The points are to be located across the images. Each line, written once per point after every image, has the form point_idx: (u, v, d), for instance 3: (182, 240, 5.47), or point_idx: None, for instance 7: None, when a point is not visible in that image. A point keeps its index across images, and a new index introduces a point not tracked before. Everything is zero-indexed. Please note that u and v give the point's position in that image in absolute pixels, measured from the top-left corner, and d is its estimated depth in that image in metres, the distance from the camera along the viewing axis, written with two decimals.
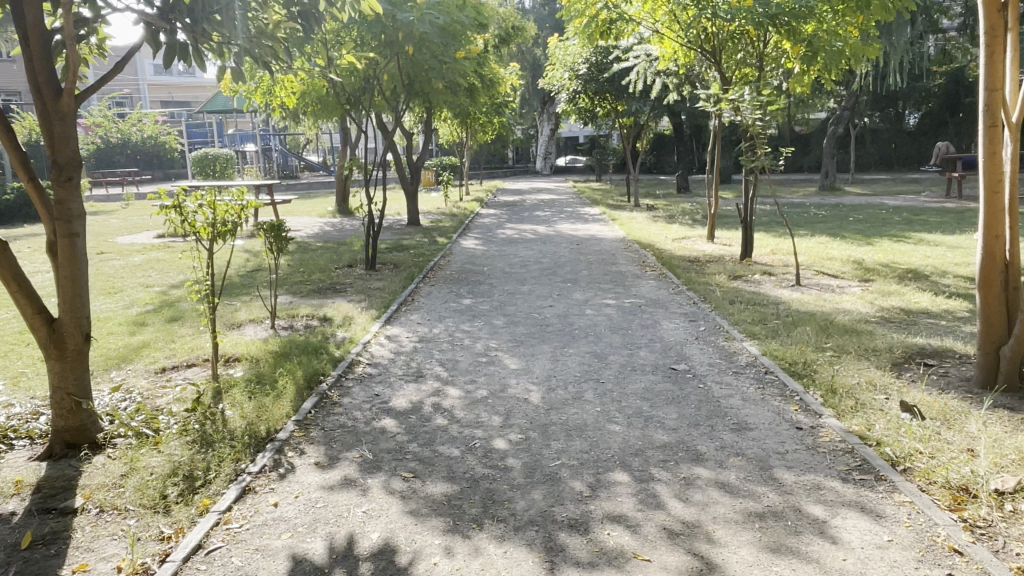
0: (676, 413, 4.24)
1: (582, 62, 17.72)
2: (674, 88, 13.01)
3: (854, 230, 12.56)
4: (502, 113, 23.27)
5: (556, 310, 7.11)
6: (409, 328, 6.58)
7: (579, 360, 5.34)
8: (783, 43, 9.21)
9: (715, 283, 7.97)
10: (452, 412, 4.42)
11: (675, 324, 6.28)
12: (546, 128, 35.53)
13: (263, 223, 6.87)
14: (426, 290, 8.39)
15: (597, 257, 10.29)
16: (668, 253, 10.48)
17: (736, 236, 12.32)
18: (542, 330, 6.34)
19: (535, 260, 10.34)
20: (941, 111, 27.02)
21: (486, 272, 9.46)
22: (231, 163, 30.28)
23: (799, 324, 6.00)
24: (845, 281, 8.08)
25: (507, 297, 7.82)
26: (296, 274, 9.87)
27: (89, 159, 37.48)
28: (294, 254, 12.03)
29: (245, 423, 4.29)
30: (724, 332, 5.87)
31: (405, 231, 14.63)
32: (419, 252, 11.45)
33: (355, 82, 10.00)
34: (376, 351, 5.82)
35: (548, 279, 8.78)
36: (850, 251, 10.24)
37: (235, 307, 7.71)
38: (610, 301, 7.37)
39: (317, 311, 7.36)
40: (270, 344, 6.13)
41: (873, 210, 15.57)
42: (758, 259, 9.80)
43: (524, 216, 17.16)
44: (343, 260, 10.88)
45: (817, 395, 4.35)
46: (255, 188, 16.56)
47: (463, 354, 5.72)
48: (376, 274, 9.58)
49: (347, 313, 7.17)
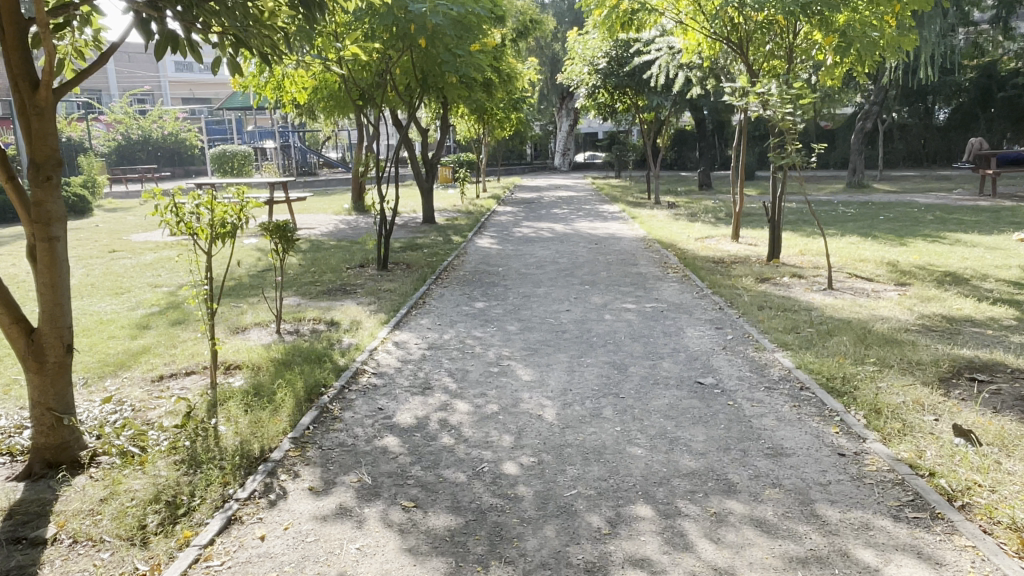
0: (704, 434, 3.88)
1: (602, 55, 17.33)
2: (697, 82, 12.56)
3: (885, 229, 12.06)
4: (520, 108, 22.92)
5: (573, 315, 6.76)
6: (419, 333, 6.28)
7: (598, 372, 4.99)
8: (814, 34, 8.72)
9: (742, 286, 7.58)
10: (460, 430, 4.10)
11: (701, 332, 5.90)
12: (565, 124, 35.13)
13: (268, 223, 6.59)
14: (438, 292, 8.08)
15: (616, 257, 9.93)
16: (691, 253, 10.08)
17: (762, 235, 11.89)
18: (558, 337, 6.00)
19: (552, 260, 10.00)
20: (973, 106, 26.07)
21: (501, 273, 9.14)
22: (248, 160, 30.21)
23: (835, 333, 5.59)
24: (880, 285, 7.64)
25: (522, 300, 7.49)
26: (306, 275, 9.61)
27: (110, 156, 37.71)
28: (307, 253, 11.79)
29: (238, 440, 4.00)
30: (753, 341, 5.48)
31: (420, 230, 14.35)
32: (433, 252, 11.15)
33: (367, 76, 9.69)
34: (383, 359, 5.52)
35: (565, 281, 8.43)
36: (883, 252, 9.77)
37: (241, 310, 7.45)
38: (630, 306, 7.01)
39: (325, 314, 7.08)
40: (273, 351, 5.85)
41: (904, 208, 15.00)
42: (785, 261, 9.37)
43: (542, 214, 16.81)
44: (354, 259, 10.61)
45: (860, 416, 3.97)
46: (270, 185, 16.37)
47: (474, 363, 5.40)
48: (388, 274, 9.30)
49: (355, 317, 6.88)
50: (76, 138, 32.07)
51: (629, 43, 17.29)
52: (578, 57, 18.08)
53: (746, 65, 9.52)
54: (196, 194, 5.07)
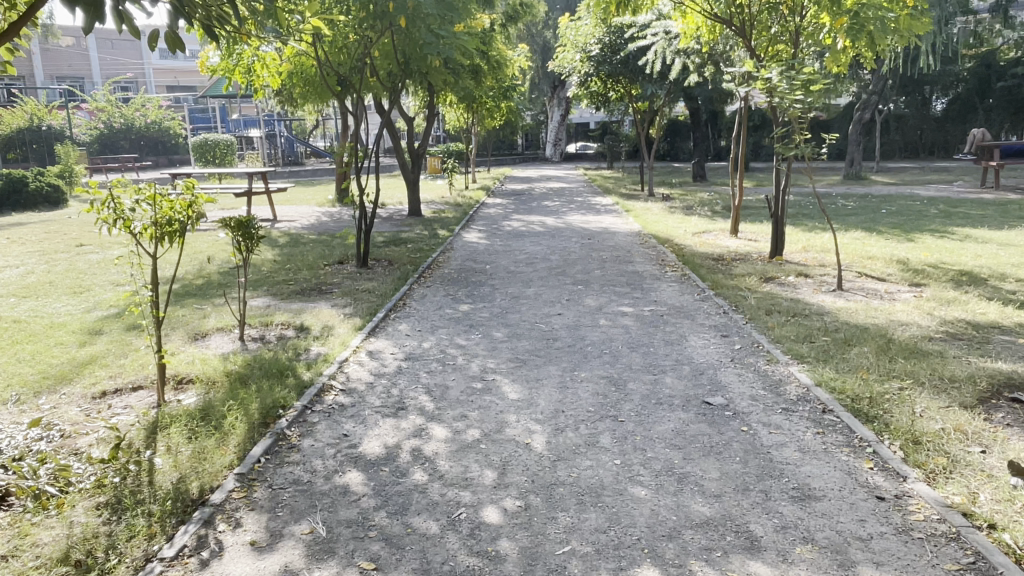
0: (717, 469, 3.35)
1: (594, 42, 16.77)
2: (695, 68, 11.99)
3: (890, 223, 11.57)
4: (511, 97, 22.28)
5: (565, 319, 6.20)
6: (396, 341, 5.70)
7: (592, 389, 4.44)
8: (824, 17, 8.11)
9: (746, 287, 7.06)
10: (435, 464, 3.54)
11: (705, 340, 5.36)
12: (557, 113, 34.55)
13: (229, 219, 5.99)
14: (420, 292, 7.50)
15: (610, 254, 9.39)
16: (689, 250, 9.54)
17: (762, 230, 11.36)
18: (549, 345, 5.44)
19: (542, 257, 9.43)
20: (972, 96, 25.66)
21: (488, 271, 8.56)
22: (232, 149, 29.41)
23: (854, 343, 5.06)
24: (893, 286, 7.12)
25: (510, 302, 6.93)
26: (281, 272, 9.01)
27: (92, 145, 36.76)
28: (284, 248, 11.18)
29: (175, 478, 3.44)
30: (764, 352, 4.94)
31: (405, 223, 13.75)
32: (418, 247, 10.57)
33: (346, 60, 9.06)
34: (353, 372, 4.95)
35: (556, 280, 7.87)
36: (891, 248, 9.27)
37: (204, 313, 6.85)
38: (626, 309, 6.46)
39: (294, 318, 6.50)
40: (232, 361, 5.28)
41: (907, 201, 14.52)
42: (789, 258, 8.87)
43: (532, 206, 16.28)
44: (333, 255, 10.03)
45: (896, 447, 3.47)
46: (249, 176, 15.69)
47: (454, 378, 4.83)
48: (367, 272, 8.71)
49: (327, 322, 6.31)
50: (56, 126, 31.17)
51: (623, 30, 16.68)
52: (571, 45, 17.77)
53: (748, 48, 8.93)
54: (137, 188, 4.45)
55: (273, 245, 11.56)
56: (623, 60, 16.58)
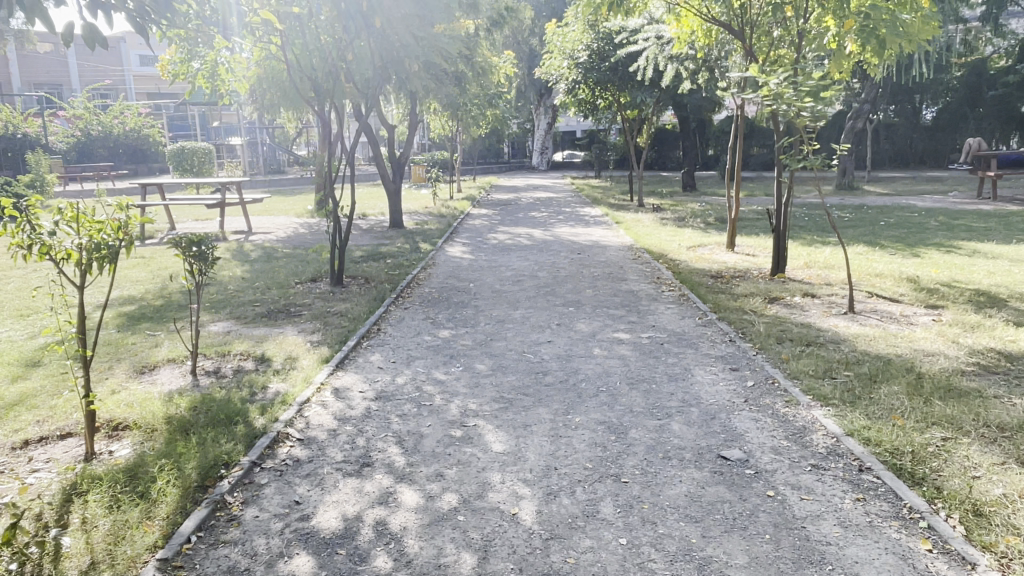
0: (745, 552, 2.76)
1: (582, 48, 16.29)
2: (688, 76, 11.51)
3: (892, 237, 11.11)
4: (496, 105, 21.78)
5: (555, 348, 5.60)
6: (366, 376, 5.07)
7: (589, 439, 3.83)
8: (830, 19, 7.58)
9: (750, 310, 6.51)
10: (402, 544, 2.92)
11: (713, 375, 4.77)
12: (543, 122, 34.12)
13: (179, 238, 5.32)
14: (397, 315, 6.89)
15: (602, 270, 8.83)
16: (686, 266, 9.01)
17: (760, 243, 10.87)
18: (538, 381, 4.83)
19: (530, 273, 8.86)
20: (961, 105, 25.40)
21: (471, 290, 7.97)
22: (210, 157, 28.51)
23: (881, 380, 4.51)
24: (909, 308, 6.61)
25: (495, 327, 6.34)
26: (248, 292, 8.35)
27: (69, 152, 35.73)
28: (255, 263, 10.52)
29: (82, 568, 2.81)
30: (781, 392, 4.37)
31: (386, 236, 13.15)
32: (398, 262, 9.96)
33: (318, 63, 8.47)
34: (314, 417, 4.31)
35: (545, 301, 7.28)
36: (898, 265, 8.78)
37: (156, 342, 6.19)
38: (623, 335, 5.87)
39: (254, 348, 5.86)
40: (178, 402, 4.63)
41: (905, 213, 14.10)
42: (792, 275, 8.35)
43: (519, 217, 15.71)
44: (305, 272, 9.41)
45: (955, 520, 2.92)
46: (223, 186, 15.00)
47: (430, 423, 4.20)
48: (341, 292, 8.09)
49: (291, 352, 5.68)
50: (30, 134, 30.20)
51: (611, 36, 16.20)
52: (558, 51, 17.23)
53: (747, 54, 8.38)
54: (57, 207, 3.82)
55: (244, 259, 10.90)
56: (612, 66, 16.06)
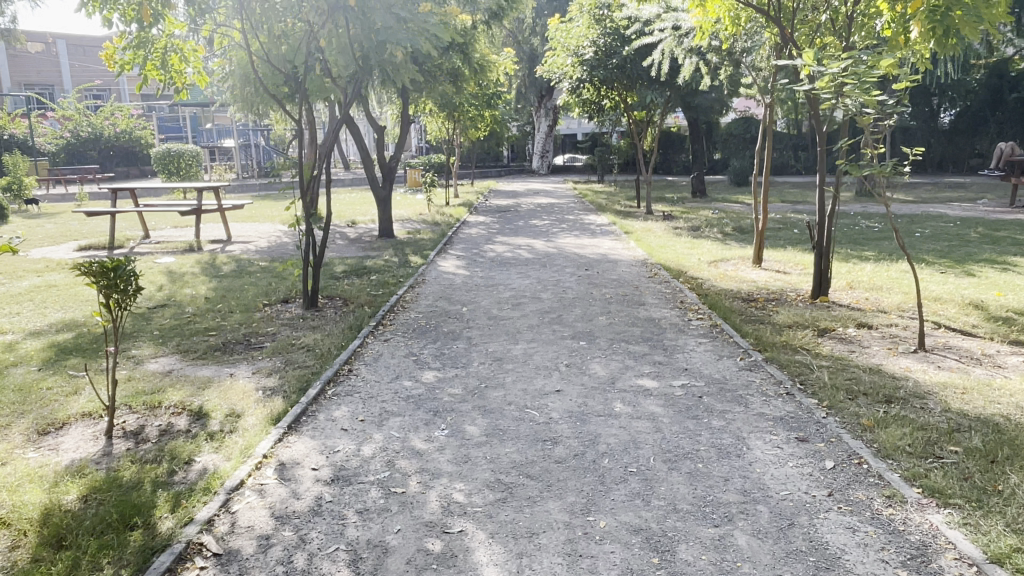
0: None
1: (587, 44, 15.13)
2: (708, 70, 10.43)
3: (933, 251, 10.01)
4: (495, 105, 20.71)
5: (566, 402, 4.45)
6: (324, 444, 3.93)
7: (620, 564, 2.70)
8: (884, 2, 6.43)
9: (800, 348, 5.38)
10: None
11: (777, 451, 3.66)
12: (544, 124, 33.06)
13: (89, 263, 4.16)
14: (373, 350, 5.73)
15: (615, 291, 7.72)
16: (709, 286, 7.92)
17: (787, 257, 9.76)
18: (545, 456, 3.68)
19: (533, 294, 7.75)
20: (982, 108, 24.48)
21: (464, 316, 6.84)
22: (197, 159, 27.28)
23: (1005, 460, 3.40)
24: (991, 346, 5.49)
25: (492, 368, 5.21)
26: (207, 316, 7.23)
27: (58, 155, 34.71)
28: (225, 279, 9.40)
29: None
30: (878, 484, 3.25)
31: (373, 246, 12.06)
32: (383, 278, 8.85)
33: (290, 52, 7.46)
34: (243, 515, 3.18)
35: (551, 333, 6.13)
36: (954, 286, 7.67)
37: (77, 387, 5.05)
38: (650, 384, 4.72)
39: (192, 399, 4.73)
40: (68, 486, 3.50)
41: (939, 222, 12.99)
42: (835, 299, 7.24)
43: (519, 225, 14.61)
44: (276, 292, 8.29)
45: None
46: (199, 190, 13.89)
47: (399, 527, 3.05)
48: (314, 317, 6.97)
49: (236, 405, 4.55)
50: None
51: (620, 31, 15.10)
52: (560, 48, 16.11)
53: (787, 44, 7.20)
54: None
55: (212, 275, 9.80)
56: (620, 64, 14.95)
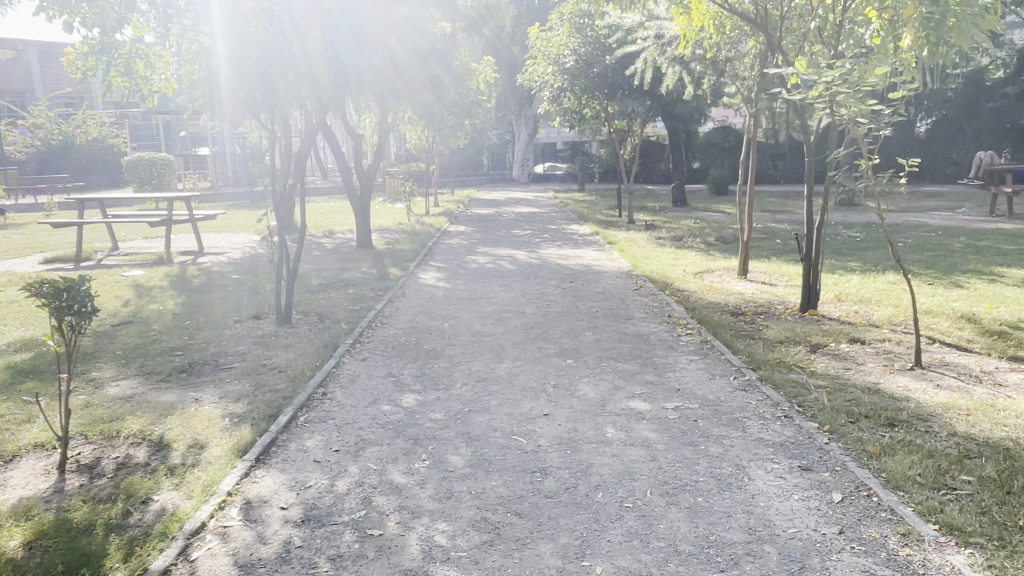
0: None
1: (568, 53, 14.98)
2: (691, 79, 10.29)
3: (919, 261, 9.93)
4: (475, 114, 20.55)
5: (555, 427, 4.19)
6: (295, 478, 3.64)
7: None
8: (873, 10, 6.30)
9: (795, 366, 5.18)
10: None
11: (780, 482, 3.44)
12: (524, 132, 33.00)
13: (39, 284, 3.83)
14: (350, 371, 5.43)
15: (601, 304, 7.51)
16: (696, 299, 7.73)
17: (774, 268, 9.61)
18: (535, 490, 3.42)
19: (516, 308, 7.50)
20: (958, 117, 24.92)
21: (445, 332, 6.57)
22: (171, 168, 26.76)
23: (1022, 492, 3.22)
24: (988, 362, 5.34)
25: (475, 390, 4.93)
26: (174, 334, 6.88)
27: (28, 163, 33.98)
28: (195, 294, 9.04)
29: None
30: (892, 520, 3.04)
31: (351, 257, 11.76)
32: (360, 292, 8.55)
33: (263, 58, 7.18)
34: (202, 564, 2.89)
35: (537, 350, 5.88)
36: (944, 298, 7.55)
37: (28, 415, 4.69)
38: (642, 407, 4.48)
39: (152, 427, 4.40)
40: (8, 531, 3.16)
41: (921, 232, 12.98)
42: (825, 312, 7.08)
43: (500, 235, 14.37)
44: (248, 307, 7.95)
45: None
46: (170, 200, 13.48)
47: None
48: (287, 334, 6.66)
49: (200, 435, 4.23)
50: None
51: (602, 40, 15.01)
52: (541, 56, 15.96)
53: (774, 51, 7.06)
54: None
55: (182, 288, 9.43)
56: (601, 73, 14.83)
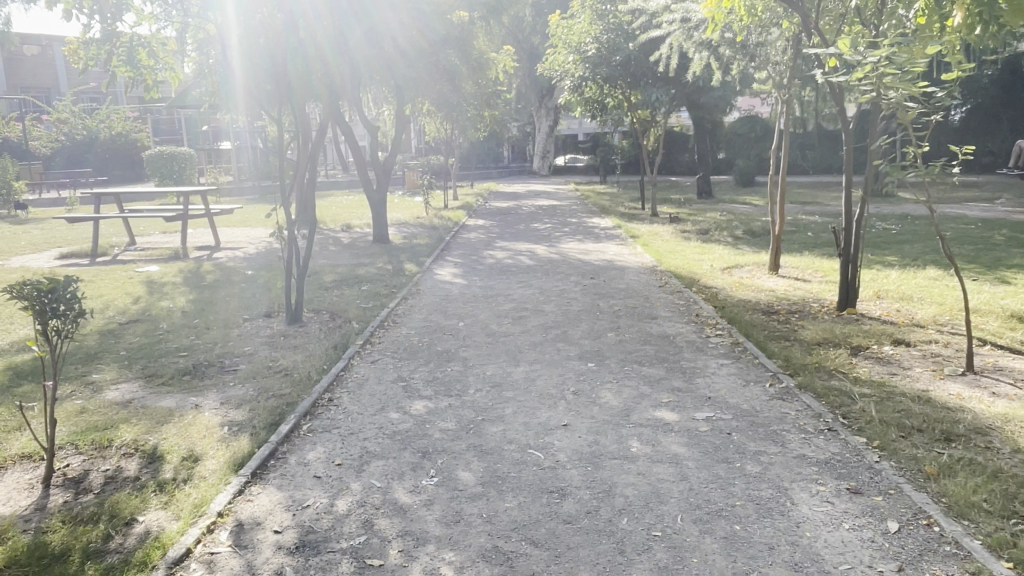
0: None
1: (590, 41, 14.55)
2: (719, 64, 9.85)
3: (960, 255, 9.43)
4: (495, 105, 20.20)
5: (575, 440, 3.86)
6: (293, 496, 3.35)
7: None
8: None
9: (836, 372, 4.79)
10: None
11: (828, 507, 3.07)
12: (544, 124, 32.60)
13: (23, 287, 3.58)
14: (359, 374, 5.15)
15: (624, 302, 7.15)
16: (724, 296, 7.34)
17: (805, 263, 9.17)
18: (552, 514, 3.10)
19: (535, 306, 7.18)
20: (994, 104, 24.12)
21: (460, 332, 6.27)
22: (192, 163, 26.74)
23: None
24: None
25: (490, 397, 4.62)
26: (181, 333, 6.66)
27: (53, 158, 34.33)
28: (206, 291, 8.83)
29: None
30: (958, 555, 2.68)
31: (366, 252, 11.50)
32: (374, 289, 8.28)
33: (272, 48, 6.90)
34: None
35: (556, 352, 5.54)
36: (992, 295, 7.08)
37: (19, 422, 4.46)
38: (670, 417, 4.13)
39: (147, 437, 4.15)
40: None
41: (960, 224, 12.41)
42: (864, 311, 6.65)
43: (520, 229, 14.02)
44: (258, 304, 7.72)
45: None
46: (185, 194, 13.33)
47: None
48: (296, 334, 6.40)
49: (196, 446, 3.96)
50: None
51: (624, 27, 14.55)
52: (562, 45, 15.54)
53: (810, 33, 6.62)
54: None
55: (193, 285, 9.23)
56: (624, 61, 14.40)
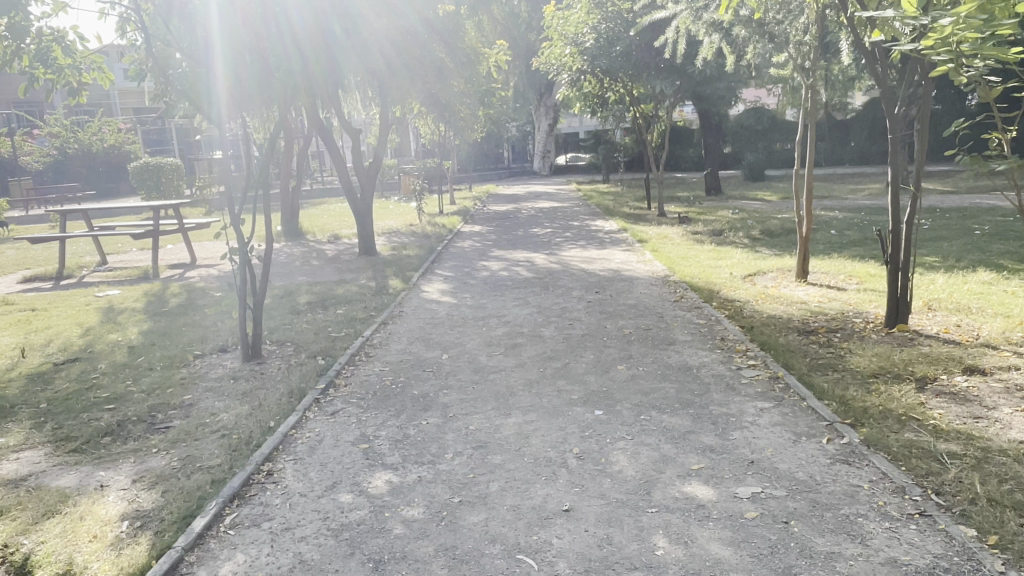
0: None
1: (587, 31, 13.54)
2: (730, 48, 8.84)
3: (1009, 253, 8.40)
4: (490, 105, 19.21)
5: (580, 538, 2.88)
6: None
7: None
8: None
9: (911, 420, 3.79)
10: None
11: None
12: (545, 122, 31.67)
13: None
14: (312, 433, 4.17)
15: (636, 323, 6.17)
16: (750, 312, 6.35)
17: (836, 268, 8.16)
18: None
19: (533, 330, 6.19)
20: None
21: (442, 369, 5.28)
22: (180, 174, 25.81)
23: None
24: None
25: (470, 465, 3.63)
26: (119, 375, 5.70)
27: (44, 173, 33.40)
28: (164, 318, 7.86)
29: None
30: None
31: (349, 266, 10.55)
32: (350, 312, 7.31)
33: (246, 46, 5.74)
34: None
35: (556, 396, 4.53)
36: None
37: None
38: (705, 495, 3.14)
39: (22, 538, 3.19)
40: None
41: (998, 217, 11.35)
42: (917, 327, 5.65)
43: (518, 235, 13.06)
44: (217, 336, 6.75)
45: None
46: (157, 208, 12.39)
47: None
48: (251, 375, 5.44)
49: (77, 556, 3.00)
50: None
51: (622, 15, 13.69)
52: (558, 36, 14.52)
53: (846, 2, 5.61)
54: None
55: (152, 312, 8.25)
56: (624, 51, 13.37)
